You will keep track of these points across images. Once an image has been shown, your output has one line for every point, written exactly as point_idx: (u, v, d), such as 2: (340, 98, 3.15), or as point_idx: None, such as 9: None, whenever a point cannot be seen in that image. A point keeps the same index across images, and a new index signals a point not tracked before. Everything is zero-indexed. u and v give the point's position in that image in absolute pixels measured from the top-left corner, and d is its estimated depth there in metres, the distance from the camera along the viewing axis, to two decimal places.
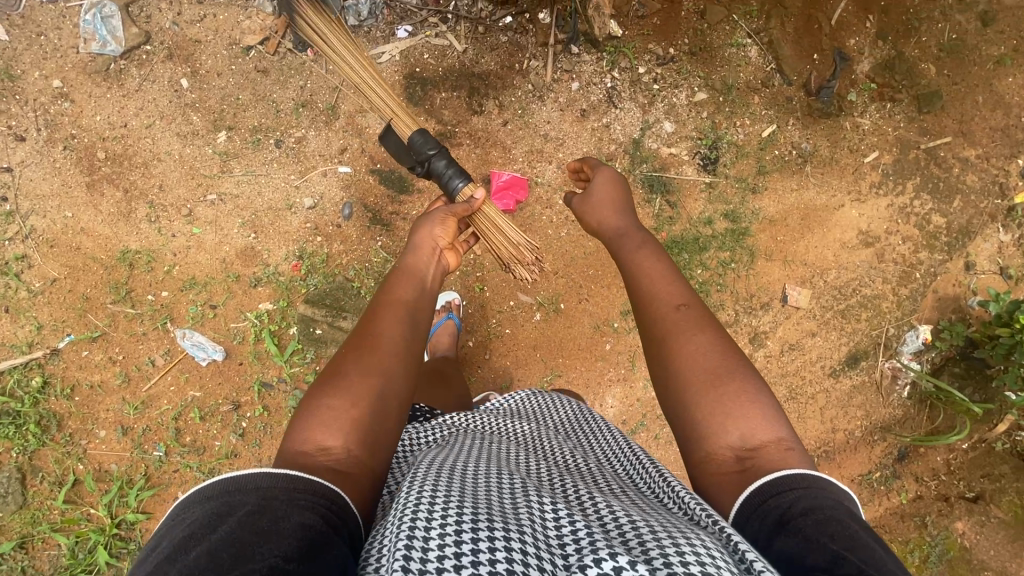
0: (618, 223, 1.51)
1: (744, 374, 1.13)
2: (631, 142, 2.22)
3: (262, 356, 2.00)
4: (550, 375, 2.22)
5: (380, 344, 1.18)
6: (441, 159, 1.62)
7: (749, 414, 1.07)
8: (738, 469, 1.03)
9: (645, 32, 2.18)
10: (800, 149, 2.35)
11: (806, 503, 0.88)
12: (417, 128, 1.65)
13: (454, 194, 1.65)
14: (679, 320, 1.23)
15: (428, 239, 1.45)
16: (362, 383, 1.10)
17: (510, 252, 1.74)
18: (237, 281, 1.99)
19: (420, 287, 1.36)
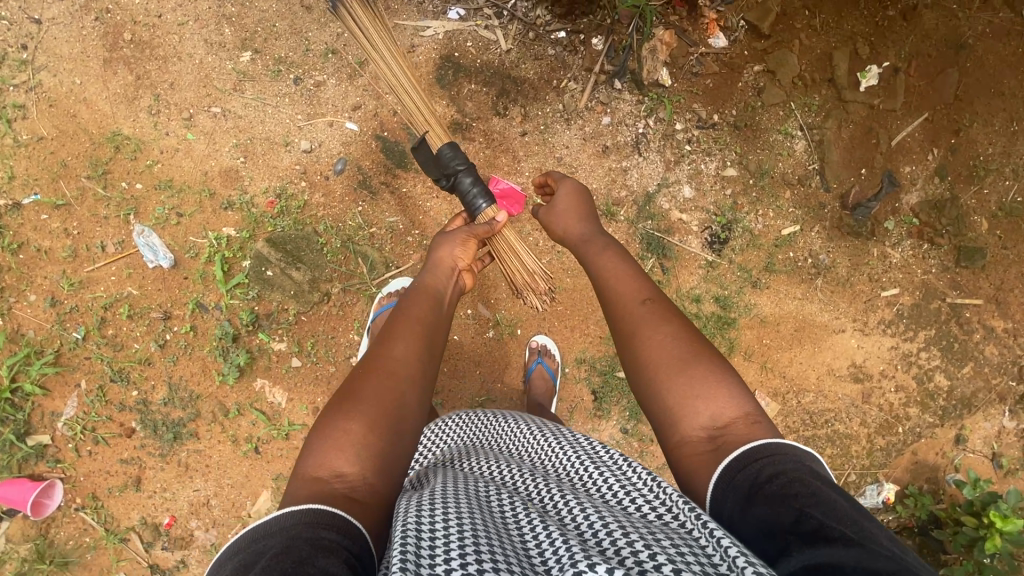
0: (582, 228, 1.63)
1: (709, 358, 1.22)
2: (644, 195, 2.11)
3: (208, 278, 1.97)
4: (482, 395, 2.13)
5: (392, 362, 1.26)
6: (467, 178, 1.60)
7: (715, 394, 1.17)
8: (710, 447, 1.11)
9: (693, 90, 2.09)
10: (815, 260, 2.22)
11: (769, 469, 0.98)
12: (447, 142, 1.61)
13: (477, 213, 1.64)
14: (646, 316, 1.33)
15: (447, 259, 1.53)
16: (379, 405, 1.17)
17: (524, 278, 1.74)
18: (211, 198, 1.97)
19: (435, 304, 1.43)
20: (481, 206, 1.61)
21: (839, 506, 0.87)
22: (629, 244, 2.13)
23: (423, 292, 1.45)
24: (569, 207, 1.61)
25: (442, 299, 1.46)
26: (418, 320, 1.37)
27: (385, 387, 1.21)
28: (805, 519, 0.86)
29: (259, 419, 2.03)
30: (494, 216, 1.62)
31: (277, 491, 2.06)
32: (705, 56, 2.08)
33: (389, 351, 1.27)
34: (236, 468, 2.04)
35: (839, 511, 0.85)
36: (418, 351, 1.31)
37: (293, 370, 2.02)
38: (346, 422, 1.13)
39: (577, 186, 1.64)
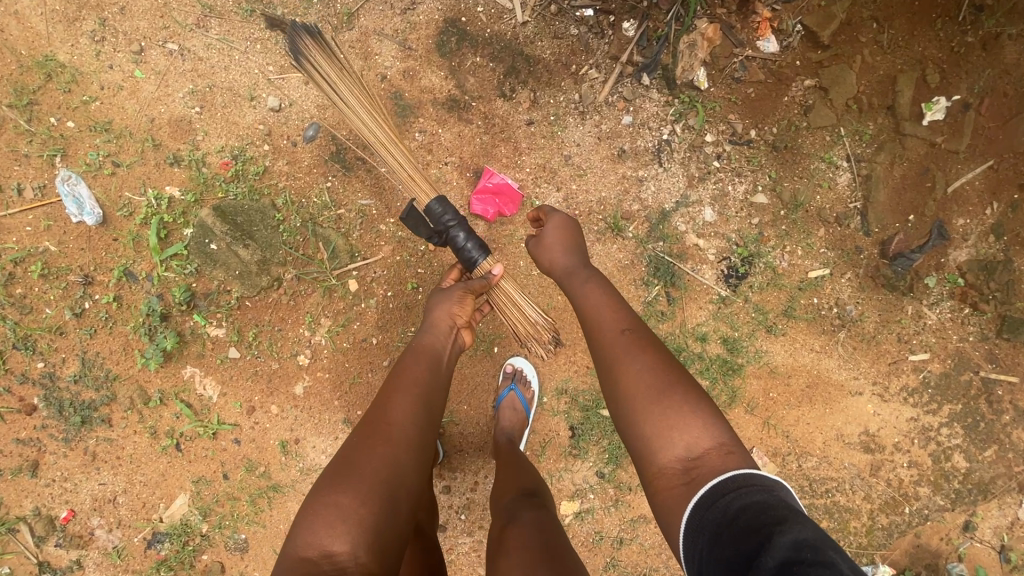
0: (569, 263, 1.55)
1: (684, 390, 1.23)
2: (658, 211, 1.83)
3: (139, 243, 1.68)
4: (445, 416, 1.86)
5: (388, 431, 1.31)
6: (462, 235, 1.55)
7: (690, 426, 1.19)
8: (685, 480, 1.13)
9: (732, 98, 1.79)
10: (840, 310, 1.95)
11: (739, 504, 0.99)
12: (437, 198, 1.54)
13: (472, 264, 1.59)
14: (628, 351, 1.31)
15: (445, 319, 1.56)
16: (372, 476, 1.23)
17: (526, 331, 1.70)
18: (154, 149, 1.68)
19: (433, 368, 1.49)
20: (477, 260, 1.57)
21: (797, 534, 0.87)
22: (633, 266, 1.85)
23: (422, 354, 1.50)
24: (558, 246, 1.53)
25: (439, 363, 1.51)
26: (413, 387, 1.42)
27: (378, 458, 1.26)
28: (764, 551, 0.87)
29: (183, 413, 1.76)
30: (490, 269, 1.60)
31: (196, 496, 1.79)
32: (751, 59, 1.78)
33: (385, 421, 1.33)
34: (151, 465, 1.77)
35: (798, 541, 0.86)
36: (411, 418, 1.36)
37: (229, 361, 1.75)
38: (345, 498, 1.18)
39: (568, 224, 1.59)
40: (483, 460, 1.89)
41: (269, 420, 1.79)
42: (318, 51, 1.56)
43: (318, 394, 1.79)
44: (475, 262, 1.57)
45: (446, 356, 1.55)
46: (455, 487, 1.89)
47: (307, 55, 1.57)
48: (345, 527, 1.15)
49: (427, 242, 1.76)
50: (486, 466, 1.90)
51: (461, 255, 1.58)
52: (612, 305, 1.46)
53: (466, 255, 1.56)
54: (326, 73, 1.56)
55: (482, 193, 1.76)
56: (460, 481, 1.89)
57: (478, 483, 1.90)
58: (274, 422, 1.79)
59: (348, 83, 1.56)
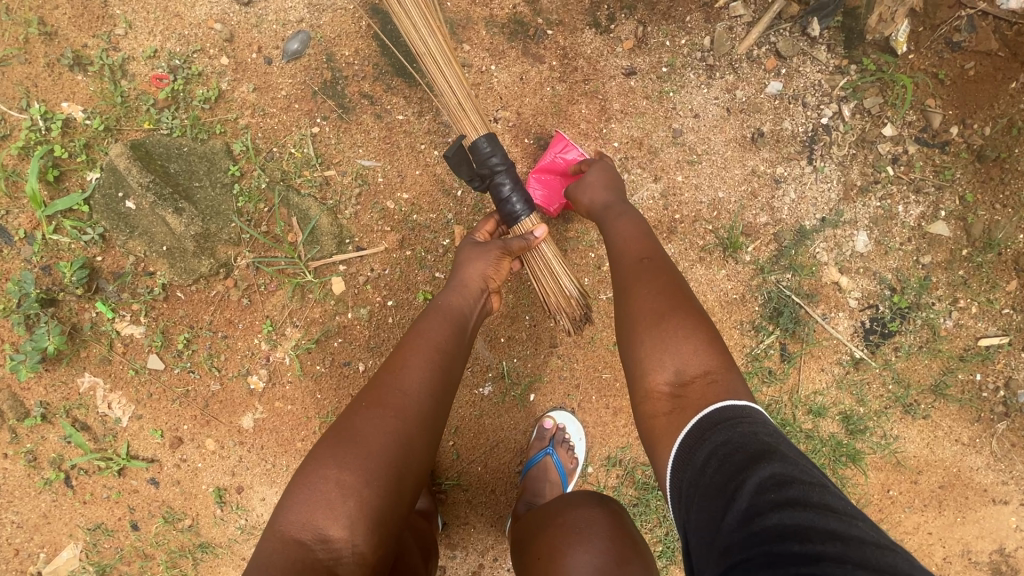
0: (603, 196, 1.02)
1: (688, 307, 0.80)
2: (793, 229, 1.26)
3: (17, 185, 1.10)
4: (449, 476, 1.34)
5: (400, 398, 0.84)
6: (510, 181, 1.01)
7: (681, 347, 0.77)
8: (668, 416, 0.75)
9: (936, 73, 1.20)
10: (1009, 395, 1.40)
11: (711, 443, 0.66)
12: (485, 131, 1.02)
13: (511, 220, 1.03)
14: (632, 271, 0.88)
15: (476, 280, 1.00)
16: (376, 453, 0.78)
17: (558, 301, 1.13)
18: (47, 41, 1.07)
19: (458, 331, 0.95)
20: (521, 216, 1.02)
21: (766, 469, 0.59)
22: (743, 303, 1.29)
23: (444, 314, 0.95)
24: (598, 181, 1.02)
25: (464, 329, 0.96)
26: (436, 349, 0.90)
27: (387, 428, 0.80)
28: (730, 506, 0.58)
29: (75, 437, 1.22)
30: (533, 229, 1.03)
31: (92, 550, 1.28)
32: (981, 16, 1.18)
33: (395, 381, 0.85)
34: (28, 502, 1.25)
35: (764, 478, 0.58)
36: (433, 387, 0.87)
37: (147, 373, 1.20)
38: (334, 472, 0.75)
39: (610, 165, 1.07)
40: (495, 539, 1.38)
41: (203, 459, 1.27)
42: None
43: (273, 431, 1.26)
44: (517, 218, 1.02)
45: (473, 324, 1.00)
46: (451, 570, 1.38)
47: None
48: (346, 512, 0.74)
49: (452, 236, 1.18)
50: (498, 546, 1.38)
51: (499, 208, 1.04)
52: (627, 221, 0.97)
53: (506, 209, 1.01)
54: None
55: (545, 171, 1.15)
56: (459, 562, 1.38)
57: (484, 567, 1.39)
58: (209, 461, 1.27)
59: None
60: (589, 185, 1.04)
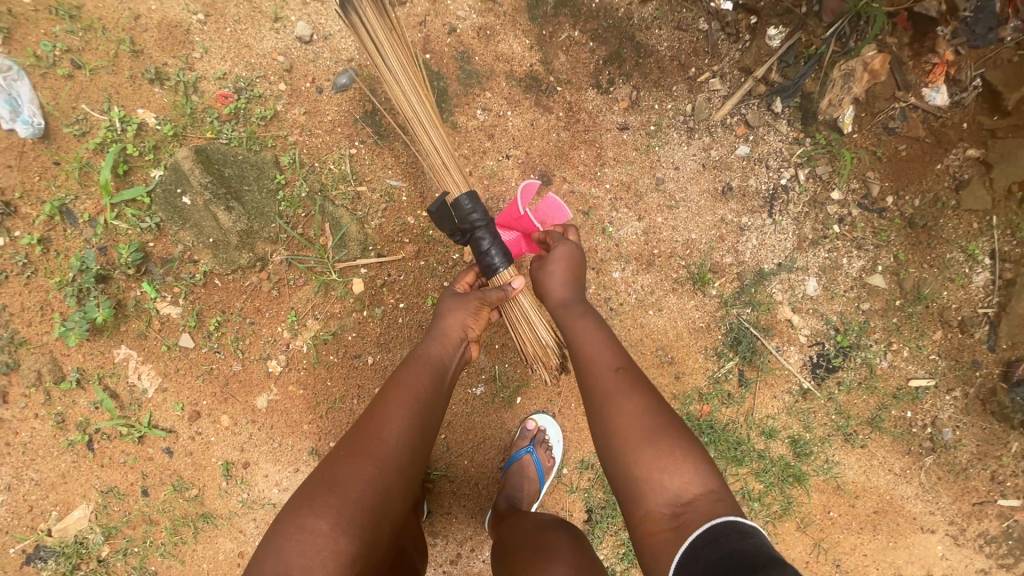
0: (569, 294, 1.12)
1: (677, 426, 0.90)
2: (754, 270, 1.46)
3: (88, 175, 1.26)
4: (437, 467, 1.48)
5: (379, 445, 0.94)
6: (488, 237, 1.13)
7: (676, 464, 0.85)
8: (671, 529, 0.81)
9: (876, 151, 1.43)
10: (935, 432, 1.60)
11: (722, 547, 0.72)
12: (469, 190, 1.13)
13: (489, 271, 1.15)
14: (618, 386, 0.96)
15: (456, 329, 1.13)
16: (354, 501, 0.87)
17: (536, 352, 1.29)
18: (133, 57, 1.26)
19: (438, 379, 1.07)
20: (499, 267, 1.14)
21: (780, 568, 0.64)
22: (708, 331, 1.48)
23: (422, 362, 1.07)
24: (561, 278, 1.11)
25: (443, 379, 1.08)
26: (414, 399, 1.01)
27: (365, 476, 0.90)
28: None
29: (104, 404, 1.35)
30: (509, 280, 1.15)
31: (101, 511, 1.39)
32: (912, 108, 1.41)
33: (376, 433, 0.94)
34: (50, 461, 1.36)
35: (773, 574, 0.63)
36: (410, 436, 0.98)
37: (178, 350, 1.34)
38: (318, 524, 0.83)
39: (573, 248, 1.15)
40: (473, 530, 1.52)
41: (216, 434, 1.40)
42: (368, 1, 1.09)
43: (284, 412, 1.40)
44: (496, 270, 1.14)
45: (451, 372, 1.12)
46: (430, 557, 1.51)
47: (353, 5, 1.09)
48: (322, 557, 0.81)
49: (462, 251, 1.36)
50: (476, 536, 1.52)
51: (479, 260, 1.16)
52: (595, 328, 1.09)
53: (485, 261, 1.13)
54: (370, 31, 1.11)
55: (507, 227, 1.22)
56: (438, 550, 1.51)
57: (461, 556, 1.52)
58: (222, 437, 1.40)
59: (395, 43, 1.11)
60: (553, 278, 1.12)
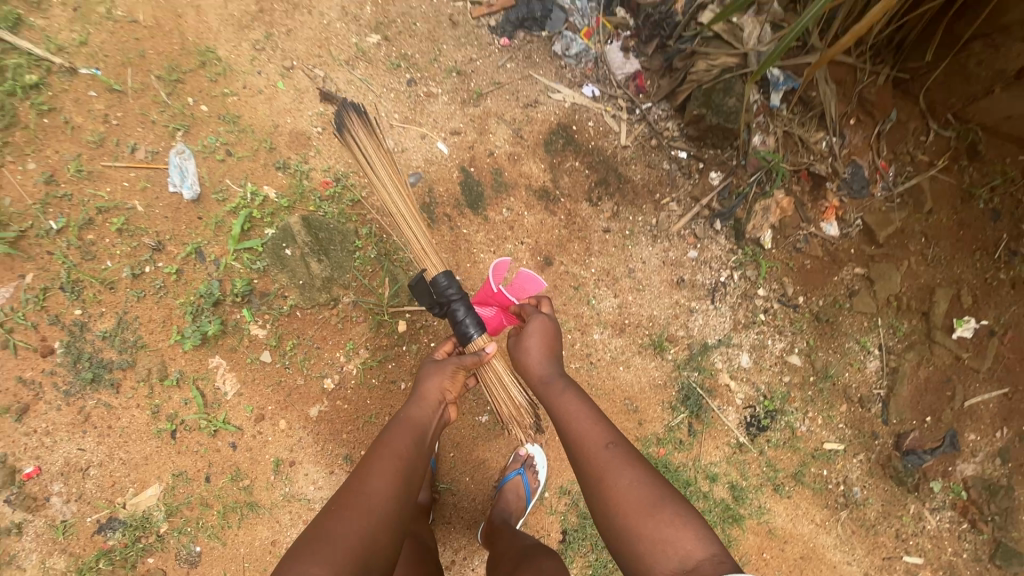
0: (547, 369, 1.28)
1: (671, 496, 1.00)
2: (700, 343, 1.94)
3: (220, 228, 1.74)
4: (443, 481, 1.82)
5: (366, 499, 1.07)
6: (463, 308, 1.36)
7: (676, 534, 0.94)
8: None
9: (789, 263, 1.97)
10: (846, 489, 1.99)
11: None
12: (446, 270, 1.38)
13: (465, 339, 1.37)
14: (610, 460, 1.06)
15: (434, 392, 1.32)
16: (344, 553, 0.97)
17: (511, 412, 1.49)
18: (268, 151, 1.80)
19: (418, 441, 1.23)
20: (473, 335, 1.37)
21: None
22: (665, 388, 1.91)
23: (407, 428, 1.24)
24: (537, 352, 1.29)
25: (424, 437, 1.26)
26: (395, 458, 1.17)
27: (353, 531, 1.01)
28: None
29: (193, 400, 1.72)
30: (484, 346, 1.38)
31: (169, 491, 1.70)
32: (814, 236, 1.97)
33: (363, 487, 1.08)
34: (138, 444, 1.70)
35: None
36: (394, 488, 1.12)
37: (258, 363, 1.75)
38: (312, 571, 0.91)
39: (546, 321, 1.33)
40: (467, 539, 1.84)
41: (273, 434, 1.76)
42: (361, 126, 1.44)
43: (329, 421, 1.78)
44: (470, 337, 1.36)
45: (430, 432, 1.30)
46: None
47: (349, 127, 1.44)
48: None
49: None
50: (469, 545, 1.84)
51: (456, 328, 1.39)
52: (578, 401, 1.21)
53: (461, 329, 1.36)
54: (361, 146, 1.44)
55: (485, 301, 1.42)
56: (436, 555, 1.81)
57: (454, 563, 1.82)
58: (277, 438, 1.76)
59: (382, 159, 1.45)
60: (531, 354, 1.30)
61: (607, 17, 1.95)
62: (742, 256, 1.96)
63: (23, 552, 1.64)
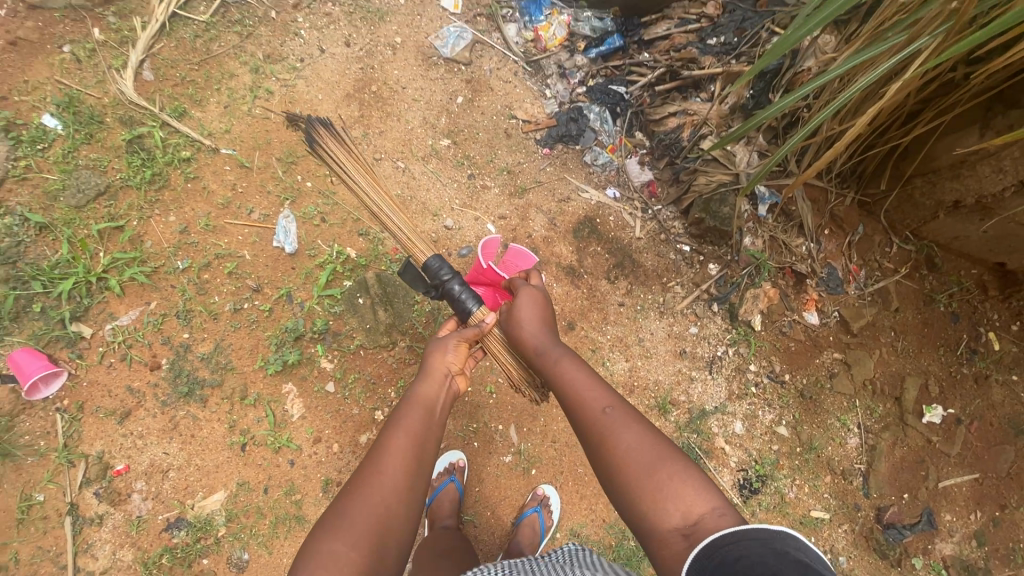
0: (544, 340, 1.40)
1: (672, 456, 1.07)
2: (698, 407, 2.23)
3: (309, 277, 2.14)
4: (467, 513, 2.05)
5: (376, 473, 1.14)
6: (458, 284, 1.51)
7: (678, 490, 1.01)
8: (686, 549, 0.96)
9: (777, 345, 2.30)
10: (832, 557, 2.16)
11: (743, 552, 0.86)
12: (434, 253, 1.55)
13: (466, 313, 1.51)
14: (611, 424, 1.15)
15: (441, 366, 1.36)
16: (359, 523, 1.06)
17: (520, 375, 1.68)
18: (354, 221, 2.25)
19: (428, 417, 1.26)
20: (473, 309, 1.51)
21: None
22: None
23: (416, 406, 1.27)
24: (532, 323, 1.42)
25: (434, 409, 1.29)
26: (406, 432, 1.21)
27: (366, 503, 1.09)
28: None
29: (265, 419, 2.03)
30: (484, 317, 1.53)
31: (231, 498, 1.96)
32: (797, 323, 2.32)
33: (374, 465, 1.15)
34: (213, 453, 1.99)
35: None
36: (402, 460, 1.16)
37: (323, 392, 2.07)
38: (334, 543, 1.03)
39: (534, 292, 1.48)
40: None
41: (326, 456, 2.04)
42: (330, 138, 1.67)
43: None
44: (470, 310, 1.51)
45: (441, 403, 1.32)
46: None
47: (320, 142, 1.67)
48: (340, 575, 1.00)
49: None
50: None
51: (455, 305, 1.52)
52: (578, 370, 1.31)
53: (462, 304, 1.50)
54: (337, 157, 1.68)
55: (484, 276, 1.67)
56: None
57: None
58: (329, 459, 2.04)
59: (355, 165, 1.67)
60: (526, 324, 1.43)
61: (627, 138, 2.50)
62: (736, 335, 2.31)
63: (98, 542, 1.87)
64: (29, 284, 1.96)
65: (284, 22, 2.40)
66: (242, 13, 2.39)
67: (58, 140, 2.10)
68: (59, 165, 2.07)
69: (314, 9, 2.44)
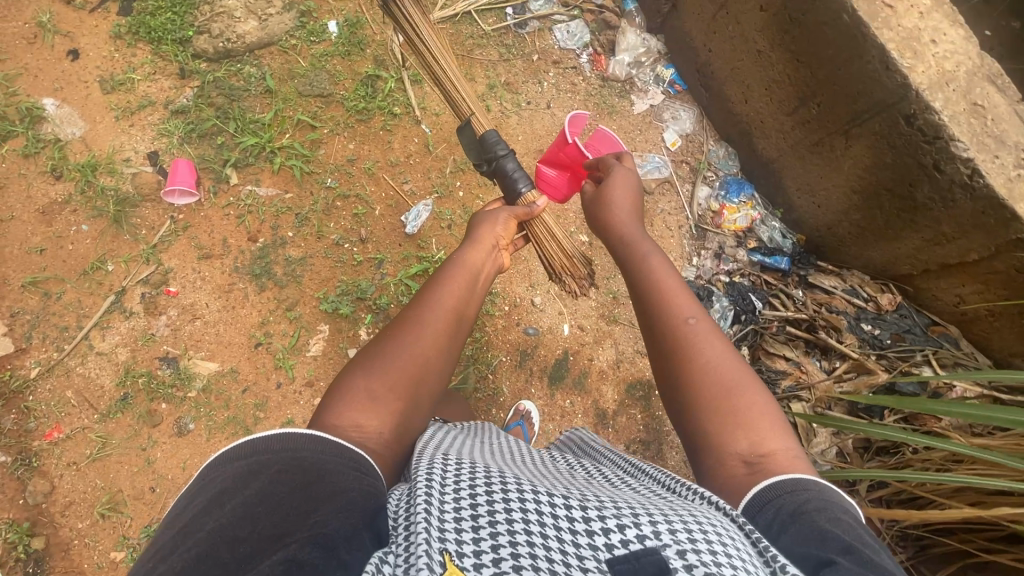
0: (632, 230, 1.46)
1: (749, 386, 1.14)
2: None
3: (404, 261, 2.31)
4: None
5: (416, 323, 1.25)
6: (512, 163, 1.64)
7: (754, 419, 1.09)
8: (748, 474, 1.02)
9: None
10: None
11: (819, 502, 0.92)
12: (494, 129, 1.67)
13: (515, 196, 1.64)
14: (693, 334, 1.21)
15: (488, 236, 1.50)
16: (402, 365, 1.18)
17: (562, 263, 1.75)
18: None
19: (471, 278, 1.39)
20: (523, 191, 1.63)
21: (873, 549, 0.84)
22: None
23: (465, 269, 1.39)
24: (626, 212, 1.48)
25: (478, 274, 1.41)
26: (451, 284, 1.35)
27: (409, 346, 1.21)
28: (851, 551, 0.82)
29: (289, 337, 2.17)
30: (535, 201, 1.63)
31: (217, 375, 2.10)
32: None
33: (415, 314, 1.27)
34: (232, 332, 2.15)
35: (858, 539, 0.85)
36: (446, 312, 1.30)
37: (343, 352, 2.19)
38: (373, 383, 1.14)
39: (625, 174, 1.54)
40: None
41: (303, 401, 2.13)
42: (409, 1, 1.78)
43: None
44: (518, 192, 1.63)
45: (483, 271, 1.45)
46: None
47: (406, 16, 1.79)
48: (376, 408, 1.11)
49: None
50: None
51: (507, 184, 1.65)
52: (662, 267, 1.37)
53: (513, 185, 1.63)
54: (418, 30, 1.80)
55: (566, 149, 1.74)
56: None
57: None
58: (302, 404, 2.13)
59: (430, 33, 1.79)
60: (621, 208, 1.48)
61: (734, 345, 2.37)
62: None
63: (114, 329, 2.10)
64: (228, 123, 2.32)
65: (536, 68, 2.64)
66: (515, 42, 2.65)
67: (326, 42, 2.47)
68: (313, 59, 2.45)
69: (567, 73, 2.66)
